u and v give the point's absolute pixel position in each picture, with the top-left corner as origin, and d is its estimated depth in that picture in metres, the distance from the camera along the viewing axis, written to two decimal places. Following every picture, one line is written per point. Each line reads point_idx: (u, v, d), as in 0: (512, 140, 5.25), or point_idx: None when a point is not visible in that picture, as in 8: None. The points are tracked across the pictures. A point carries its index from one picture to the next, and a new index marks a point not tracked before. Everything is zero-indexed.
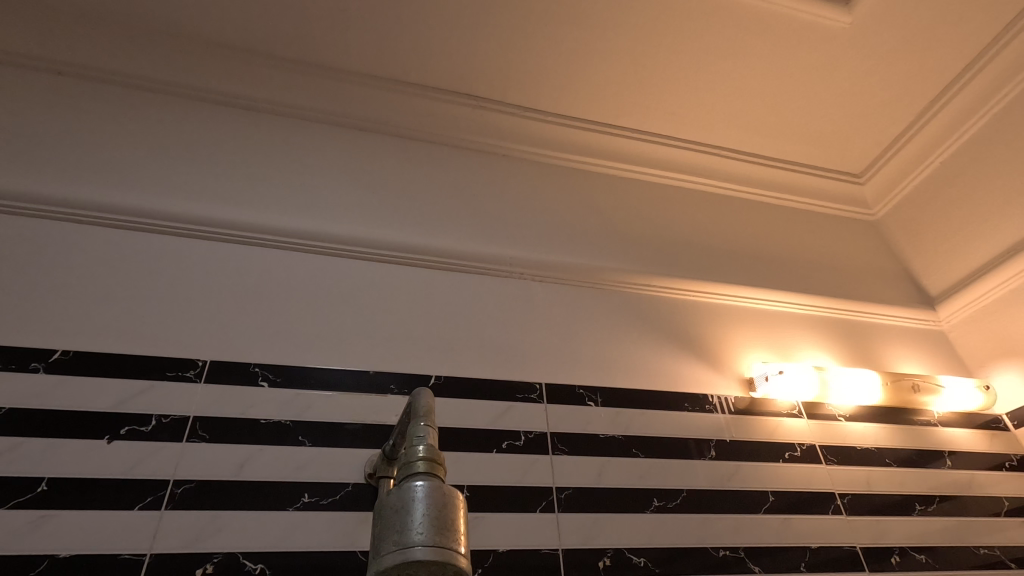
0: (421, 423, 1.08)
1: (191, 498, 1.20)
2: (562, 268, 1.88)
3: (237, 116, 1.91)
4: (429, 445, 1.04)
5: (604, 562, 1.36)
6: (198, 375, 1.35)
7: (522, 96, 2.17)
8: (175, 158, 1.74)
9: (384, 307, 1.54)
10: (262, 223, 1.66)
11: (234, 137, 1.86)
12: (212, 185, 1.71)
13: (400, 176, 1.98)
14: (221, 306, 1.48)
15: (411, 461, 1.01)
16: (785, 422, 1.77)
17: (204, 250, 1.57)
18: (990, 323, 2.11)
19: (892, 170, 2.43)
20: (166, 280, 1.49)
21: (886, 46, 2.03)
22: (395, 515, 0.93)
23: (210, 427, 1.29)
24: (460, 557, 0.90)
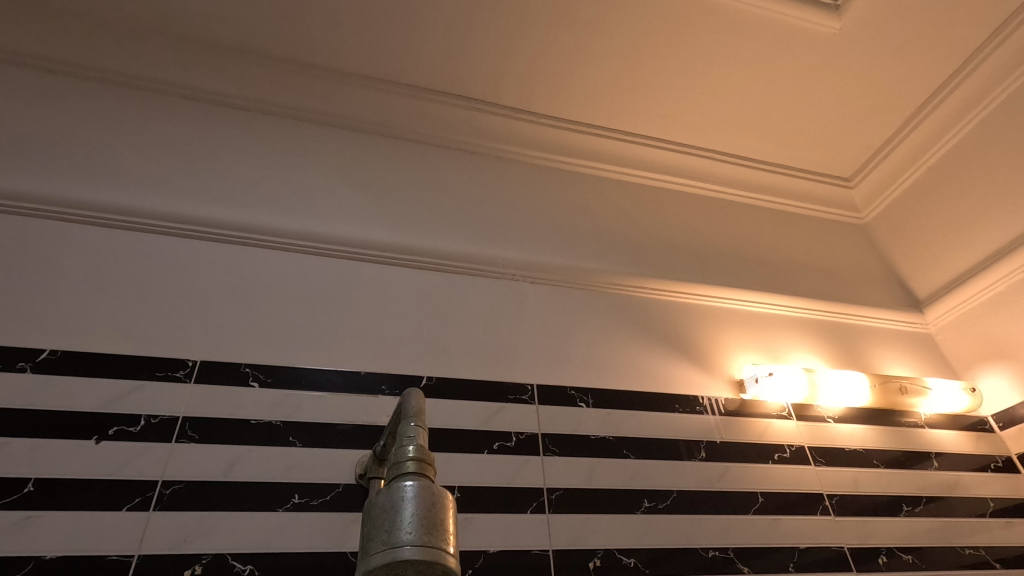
0: (409, 422, 0.64)
1: (45, 496, 0.72)
2: (485, 265, 1.15)
3: (92, 40, 1.17)
4: (419, 441, 0.62)
5: (593, 561, 0.87)
6: (56, 354, 0.82)
7: (415, 64, 1.29)
8: (44, 94, 1.10)
9: (241, 284, 0.98)
10: (130, 197, 1.01)
11: (107, 56, 1.18)
12: (86, 136, 1.07)
13: (273, 170, 1.16)
14: (88, 272, 0.91)
15: (396, 459, 0.60)
16: (835, 428, 1.16)
17: (91, 221, 0.96)
18: (977, 328, 1.34)
19: (884, 174, 1.54)
20: (45, 237, 0.93)
21: (914, 28, 1.24)
22: (376, 520, 0.55)
23: (61, 416, 0.78)
24: (454, 556, 0.53)
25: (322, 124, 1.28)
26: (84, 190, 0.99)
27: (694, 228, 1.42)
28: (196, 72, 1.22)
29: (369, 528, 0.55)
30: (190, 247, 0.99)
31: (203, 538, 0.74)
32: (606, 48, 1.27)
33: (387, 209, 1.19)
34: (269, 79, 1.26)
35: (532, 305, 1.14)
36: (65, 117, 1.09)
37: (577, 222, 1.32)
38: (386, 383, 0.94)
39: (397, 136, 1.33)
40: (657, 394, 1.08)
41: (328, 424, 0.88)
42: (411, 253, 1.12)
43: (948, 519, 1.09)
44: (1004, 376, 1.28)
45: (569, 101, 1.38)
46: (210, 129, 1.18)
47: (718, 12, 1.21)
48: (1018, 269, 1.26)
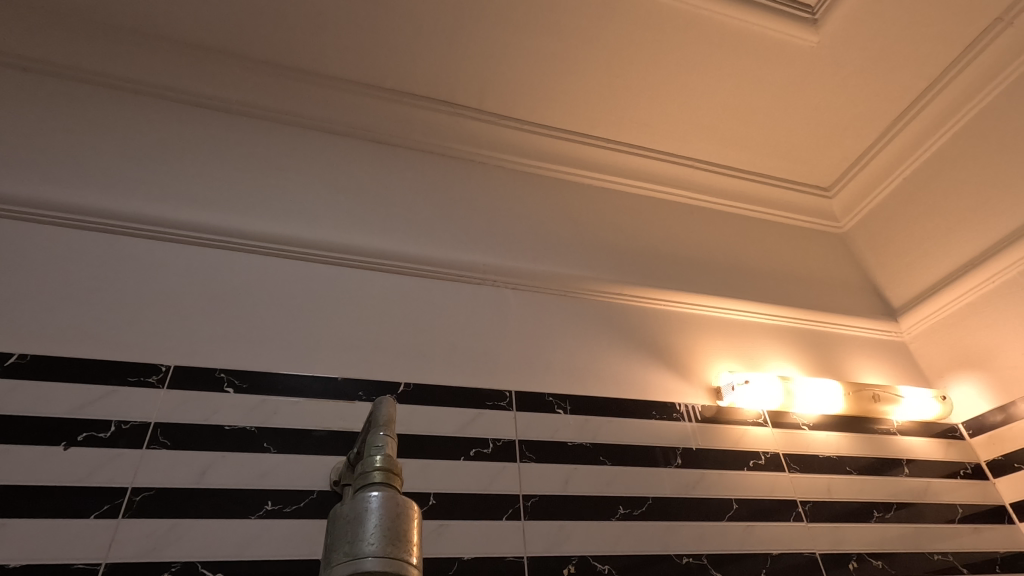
0: (378, 431, 0.64)
1: (9, 503, 0.71)
2: (467, 271, 1.16)
3: (68, 40, 1.16)
4: (387, 451, 0.62)
5: (567, 569, 0.87)
6: (24, 358, 0.81)
7: (399, 71, 1.30)
8: (15, 93, 1.08)
9: (219, 288, 0.97)
10: (103, 198, 1.00)
11: (82, 55, 1.16)
12: (57, 137, 1.05)
13: (255, 173, 1.16)
14: (55, 277, 0.89)
15: (364, 469, 0.60)
16: (810, 435, 1.17)
17: (60, 222, 0.95)
18: (950, 338, 1.37)
19: (863, 183, 1.57)
20: (10, 238, 0.91)
21: (888, 43, 1.27)
22: (342, 529, 0.55)
23: (28, 421, 0.76)
24: (416, 566, 0.53)
25: (303, 127, 1.28)
26: (56, 192, 0.98)
27: (677, 236, 1.43)
28: (179, 75, 1.21)
29: (332, 540, 0.55)
30: (170, 251, 0.99)
31: (173, 545, 0.74)
32: (589, 57, 1.28)
33: (366, 214, 1.18)
34: (248, 80, 1.26)
35: (513, 311, 1.14)
36: (36, 116, 1.07)
37: (560, 229, 1.32)
38: (363, 389, 0.94)
39: (382, 141, 1.33)
40: (635, 400, 1.09)
41: (306, 429, 0.87)
42: (394, 259, 1.12)
43: (918, 525, 1.11)
44: (973, 385, 1.31)
45: (552, 109, 1.39)
46: (190, 132, 1.17)
47: (700, 24, 1.23)
48: (987, 280, 1.30)
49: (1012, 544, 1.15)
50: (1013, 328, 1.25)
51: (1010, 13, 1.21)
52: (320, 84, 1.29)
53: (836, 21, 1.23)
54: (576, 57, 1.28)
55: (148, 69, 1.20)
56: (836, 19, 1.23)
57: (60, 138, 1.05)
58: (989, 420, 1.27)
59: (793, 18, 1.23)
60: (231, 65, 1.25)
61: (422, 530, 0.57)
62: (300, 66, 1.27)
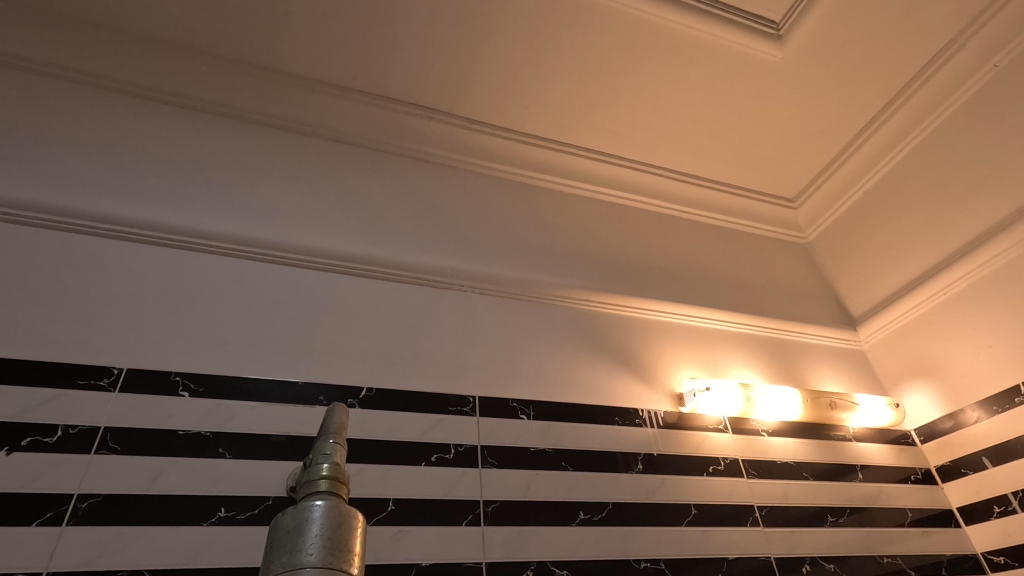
0: (327, 439, 0.64)
1: None
2: (434, 274, 1.15)
3: (26, 32, 1.13)
4: (335, 460, 0.62)
5: None
6: None
7: (370, 73, 1.29)
8: None
9: (177, 289, 0.95)
10: (53, 194, 0.97)
11: (37, 47, 1.13)
12: (8, 128, 1.02)
13: (219, 172, 1.14)
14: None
15: (310, 479, 0.59)
16: (769, 441, 1.20)
17: (7, 218, 0.91)
18: (905, 347, 1.41)
19: (826, 195, 1.61)
20: None
21: (849, 60, 1.31)
22: (282, 540, 0.54)
23: None
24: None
25: (269, 127, 1.27)
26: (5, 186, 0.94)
27: (646, 242, 1.46)
28: (142, 71, 1.19)
29: (270, 548, 0.54)
30: (126, 250, 0.96)
31: (120, 553, 0.72)
32: (560, 65, 1.30)
33: (333, 215, 1.17)
34: (214, 78, 1.24)
35: (478, 316, 1.14)
36: None
37: (529, 234, 1.33)
38: (323, 393, 0.93)
39: (351, 142, 1.32)
40: (599, 406, 1.10)
41: (263, 435, 0.86)
42: (360, 261, 1.11)
43: (870, 529, 1.14)
44: (925, 393, 1.35)
45: (524, 115, 1.40)
46: (153, 130, 1.15)
47: (669, 36, 1.25)
48: (939, 292, 1.34)
49: (958, 546, 1.19)
50: (963, 338, 1.30)
51: (963, 35, 1.26)
52: (289, 84, 1.28)
53: (798, 38, 1.27)
54: (546, 64, 1.29)
55: (110, 64, 1.17)
56: (799, 36, 1.26)
57: (12, 130, 1.02)
58: (940, 426, 1.31)
59: (758, 33, 1.26)
60: (197, 62, 1.23)
61: (365, 539, 0.57)
62: (269, 65, 1.26)
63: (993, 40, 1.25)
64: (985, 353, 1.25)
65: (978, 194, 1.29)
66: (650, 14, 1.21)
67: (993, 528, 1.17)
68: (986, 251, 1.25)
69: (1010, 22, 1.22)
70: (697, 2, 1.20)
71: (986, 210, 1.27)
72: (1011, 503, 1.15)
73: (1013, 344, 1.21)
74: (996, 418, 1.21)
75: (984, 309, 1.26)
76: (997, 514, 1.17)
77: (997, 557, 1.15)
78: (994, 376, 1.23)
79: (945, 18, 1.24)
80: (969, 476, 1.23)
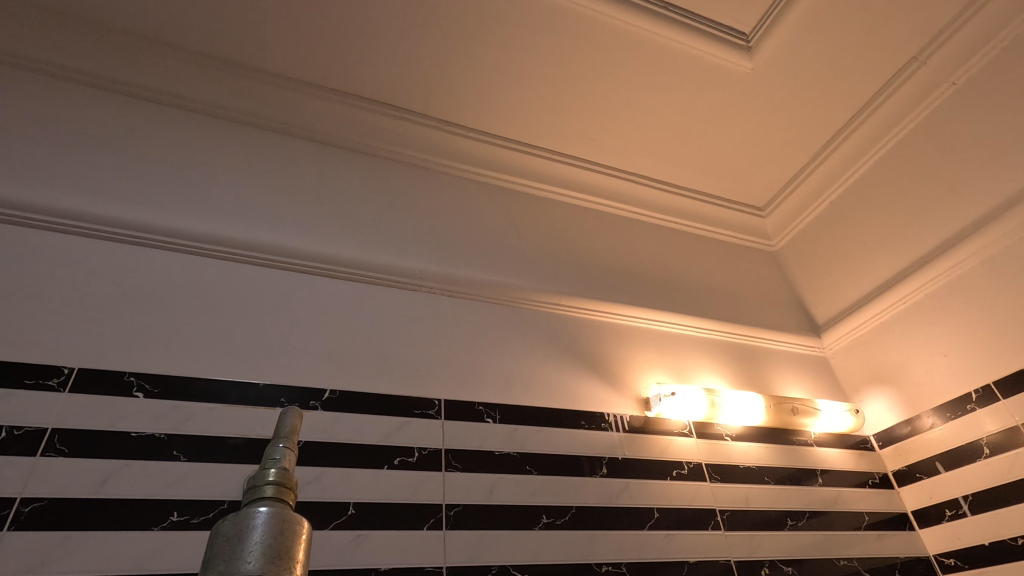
0: (278, 443, 0.60)
1: None
2: (403, 276, 1.15)
3: None
4: (283, 465, 0.58)
5: None
6: None
7: (342, 71, 1.28)
8: None
9: (135, 287, 0.93)
10: (5, 185, 0.94)
11: None
12: None
13: (185, 167, 1.12)
14: None
15: (254, 484, 0.56)
16: (732, 446, 1.22)
17: None
18: (866, 355, 1.45)
19: (794, 205, 1.65)
20: None
21: (816, 73, 1.34)
22: (219, 548, 0.50)
23: None
24: None
25: (239, 123, 1.25)
26: None
27: (617, 248, 1.47)
28: (107, 62, 1.16)
29: (208, 557, 0.51)
30: (81, 245, 0.93)
31: (64, 560, 0.70)
32: (533, 69, 1.30)
33: (301, 214, 1.16)
34: (181, 71, 1.21)
35: (446, 318, 1.14)
36: None
37: (501, 237, 1.33)
38: (285, 395, 0.92)
39: (322, 141, 1.31)
40: (566, 410, 1.11)
41: (220, 437, 0.84)
42: (327, 262, 1.10)
43: (828, 532, 1.17)
44: (884, 400, 1.39)
45: (498, 118, 1.40)
46: (116, 123, 1.12)
47: (640, 44, 1.26)
48: (898, 301, 1.38)
49: (912, 549, 1.22)
50: (920, 346, 1.34)
51: (924, 53, 1.30)
52: (259, 79, 1.26)
53: (767, 51, 1.29)
54: (521, 68, 1.30)
55: (73, 55, 1.14)
56: (768, 48, 1.29)
57: None
58: (897, 432, 1.35)
59: (728, 45, 1.28)
60: (163, 55, 1.20)
61: (311, 548, 0.54)
62: (238, 60, 1.24)
63: (951, 59, 1.29)
64: (940, 361, 1.29)
65: (935, 206, 1.33)
66: (622, 22, 1.22)
67: (945, 532, 1.21)
68: (943, 262, 1.29)
69: (968, 40, 1.25)
70: (668, 11, 1.22)
71: (942, 222, 1.31)
72: (962, 506, 1.18)
73: (967, 353, 1.24)
74: (950, 424, 1.24)
75: (940, 319, 1.30)
76: (949, 517, 1.20)
77: (948, 559, 1.19)
78: (948, 384, 1.27)
79: (906, 35, 1.27)
80: (924, 481, 1.27)
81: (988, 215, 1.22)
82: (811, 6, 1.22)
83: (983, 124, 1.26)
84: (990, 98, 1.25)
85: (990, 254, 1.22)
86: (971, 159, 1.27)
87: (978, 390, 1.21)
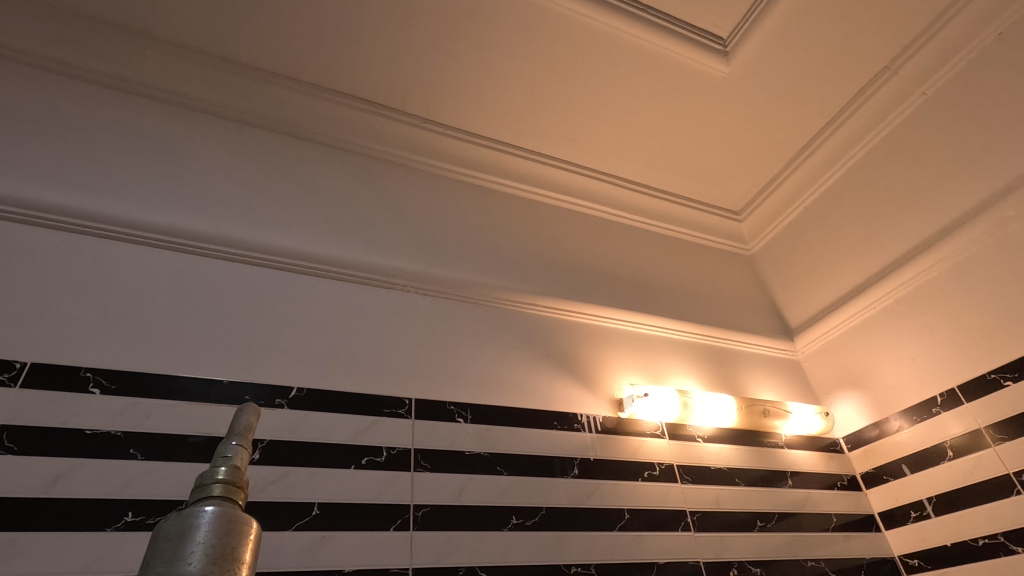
0: (230, 440, 0.58)
1: None
2: (376, 273, 1.13)
3: None
4: (234, 463, 0.56)
5: None
6: None
7: (318, 65, 1.26)
8: None
9: (95, 281, 0.90)
10: None
11: None
12: None
13: (153, 159, 1.09)
14: None
15: (201, 483, 0.54)
16: (704, 447, 1.22)
17: None
18: (837, 359, 1.47)
19: (769, 210, 1.67)
20: None
21: (791, 79, 1.36)
22: (159, 550, 0.48)
23: None
24: None
25: (210, 115, 1.22)
26: None
27: (594, 249, 1.47)
28: (72, 48, 1.13)
29: (148, 557, 0.49)
30: (38, 236, 0.90)
31: (9, 562, 0.67)
32: (512, 68, 1.30)
33: (273, 209, 1.13)
34: (150, 61, 1.18)
35: (420, 317, 1.12)
36: None
37: (477, 235, 1.33)
38: (250, 393, 0.90)
39: (297, 135, 1.29)
40: (538, 410, 1.10)
41: (180, 435, 0.82)
42: (298, 258, 1.08)
43: (796, 534, 1.18)
44: (853, 403, 1.41)
45: (477, 116, 1.39)
46: (80, 111, 1.08)
47: (619, 46, 1.27)
48: (869, 306, 1.40)
49: (878, 550, 1.24)
50: (889, 350, 1.36)
51: (896, 62, 1.32)
52: (232, 71, 1.23)
53: (744, 56, 1.31)
54: (499, 67, 1.29)
55: (36, 39, 1.10)
56: (745, 53, 1.30)
57: None
58: (866, 435, 1.37)
59: (705, 49, 1.29)
60: (132, 43, 1.17)
61: (260, 549, 0.53)
62: (211, 50, 1.21)
63: (921, 69, 1.31)
64: (908, 365, 1.31)
65: (906, 213, 1.35)
66: (601, 23, 1.22)
67: (909, 533, 1.23)
68: (911, 268, 1.31)
69: (938, 51, 1.28)
70: (647, 14, 1.22)
71: (912, 229, 1.34)
72: (926, 508, 1.21)
73: (933, 358, 1.27)
74: (916, 427, 1.27)
75: (908, 323, 1.33)
76: (914, 519, 1.22)
77: (912, 560, 1.21)
78: (915, 387, 1.29)
79: (879, 44, 1.29)
80: (890, 483, 1.29)
81: (955, 223, 1.25)
82: (787, 12, 1.23)
83: (951, 133, 1.29)
84: (958, 108, 1.28)
85: (957, 261, 1.24)
86: (939, 168, 1.30)
87: (943, 394, 1.23)
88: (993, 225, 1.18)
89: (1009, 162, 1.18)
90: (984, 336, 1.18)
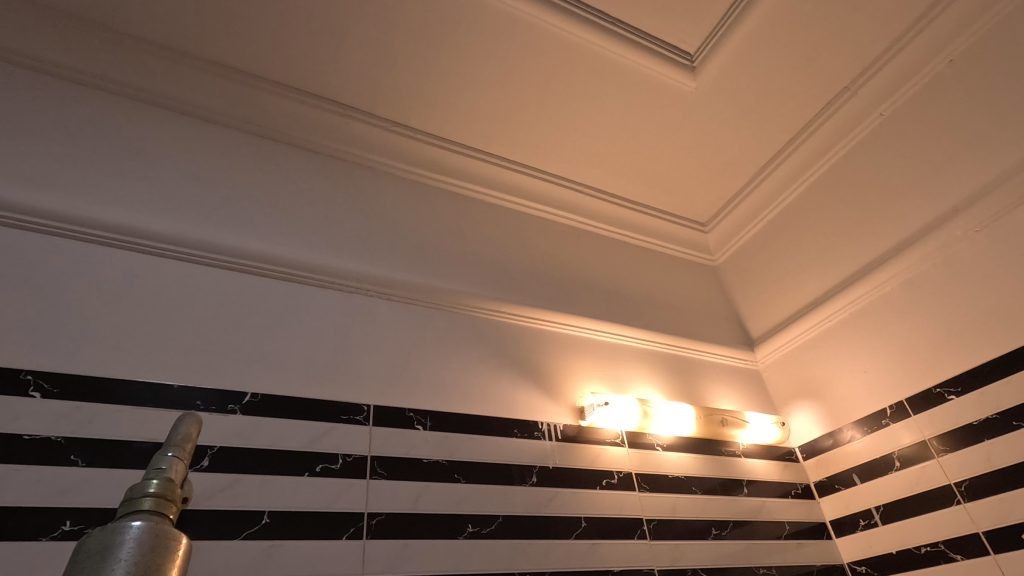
0: (165, 452, 0.58)
1: None
2: (339, 277, 1.12)
3: None
4: (168, 476, 0.56)
5: None
6: None
7: (286, 64, 1.24)
8: None
9: (40, 279, 0.86)
10: None
11: None
12: None
13: (109, 154, 1.06)
14: None
15: (131, 497, 0.53)
16: (663, 456, 1.24)
17: None
18: (795, 370, 1.51)
19: (734, 222, 1.70)
20: None
21: (756, 95, 1.39)
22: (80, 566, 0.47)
23: None
24: None
25: (172, 111, 1.19)
26: None
27: (561, 257, 1.48)
28: (25, 37, 1.09)
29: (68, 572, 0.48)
30: None
31: None
32: (483, 74, 1.30)
33: (235, 209, 1.11)
34: (109, 53, 1.15)
35: (383, 322, 1.12)
36: None
37: (444, 241, 1.32)
38: (201, 398, 0.87)
39: (262, 135, 1.27)
40: (500, 418, 1.10)
41: (125, 441, 0.80)
42: (258, 260, 1.06)
43: (750, 541, 1.20)
44: (809, 413, 1.45)
45: (447, 121, 1.39)
46: (30, 102, 1.04)
47: (589, 56, 1.28)
48: (825, 318, 1.44)
49: (828, 557, 1.27)
50: (844, 362, 1.40)
51: (855, 83, 1.36)
52: (195, 67, 1.21)
53: (710, 72, 1.33)
54: (470, 72, 1.29)
55: None
56: (711, 70, 1.33)
57: None
58: (820, 444, 1.40)
59: (673, 63, 1.31)
60: (90, 34, 1.13)
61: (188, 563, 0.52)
62: (173, 45, 1.18)
63: (880, 91, 1.36)
64: (861, 377, 1.35)
65: (862, 229, 1.40)
66: (572, 34, 1.23)
67: (858, 541, 1.26)
68: (866, 283, 1.35)
69: (894, 74, 1.33)
70: (616, 27, 1.24)
71: (866, 246, 1.38)
72: (874, 516, 1.24)
73: (884, 371, 1.31)
74: (867, 437, 1.31)
75: (862, 337, 1.37)
76: (862, 526, 1.26)
77: (860, 567, 1.24)
78: (867, 399, 1.33)
79: (840, 66, 1.33)
80: (841, 492, 1.33)
81: (906, 241, 1.29)
82: (752, 31, 1.26)
83: (905, 153, 1.33)
84: (912, 130, 1.32)
85: (909, 277, 1.29)
86: (894, 187, 1.34)
87: (892, 405, 1.27)
88: (942, 244, 1.23)
89: (957, 184, 1.23)
90: (931, 351, 1.22)
